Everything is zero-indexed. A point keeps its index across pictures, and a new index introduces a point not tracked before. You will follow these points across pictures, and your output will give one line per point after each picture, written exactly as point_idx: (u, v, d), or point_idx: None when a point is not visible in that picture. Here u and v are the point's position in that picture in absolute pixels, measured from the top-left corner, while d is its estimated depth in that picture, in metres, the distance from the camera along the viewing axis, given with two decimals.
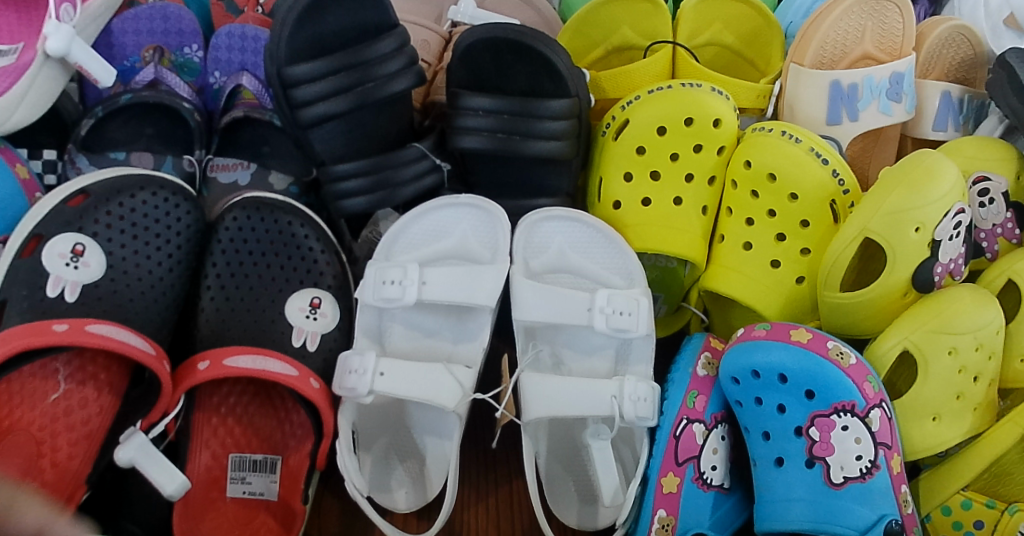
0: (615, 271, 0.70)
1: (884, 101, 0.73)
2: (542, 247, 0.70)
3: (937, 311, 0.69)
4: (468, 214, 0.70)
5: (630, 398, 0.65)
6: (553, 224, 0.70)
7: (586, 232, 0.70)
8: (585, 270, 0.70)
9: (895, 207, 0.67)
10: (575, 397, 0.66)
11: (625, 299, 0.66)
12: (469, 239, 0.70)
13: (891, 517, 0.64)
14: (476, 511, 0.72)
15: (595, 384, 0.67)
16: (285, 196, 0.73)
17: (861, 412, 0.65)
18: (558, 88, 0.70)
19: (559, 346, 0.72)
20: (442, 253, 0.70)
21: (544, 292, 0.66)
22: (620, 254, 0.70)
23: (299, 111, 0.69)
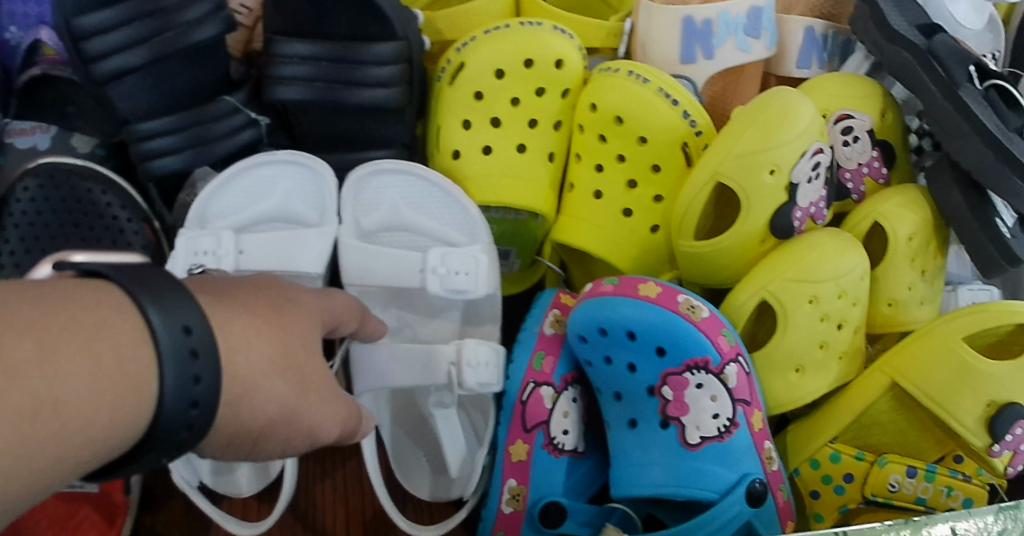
0: (455, 226, 0.64)
1: (740, 37, 0.69)
2: (374, 205, 0.64)
3: (797, 259, 0.64)
4: (289, 172, 0.64)
5: (467, 363, 0.60)
6: (383, 179, 0.64)
7: (420, 185, 0.64)
8: (420, 226, 0.65)
9: (746, 149, 0.62)
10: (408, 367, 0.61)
11: (461, 257, 0.61)
12: (290, 197, 0.64)
13: (752, 476, 0.62)
14: (323, 489, 0.68)
15: (432, 349, 0.61)
16: (87, 161, 0.66)
17: (716, 369, 0.61)
18: (384, 31, 0.64)
19: (395, 310, 0.66)
20: (264, 215, 0.64)
21: (374, 255, 0.62)
22: (458, 207, 0.64)
23: (93, 65, 0.62)
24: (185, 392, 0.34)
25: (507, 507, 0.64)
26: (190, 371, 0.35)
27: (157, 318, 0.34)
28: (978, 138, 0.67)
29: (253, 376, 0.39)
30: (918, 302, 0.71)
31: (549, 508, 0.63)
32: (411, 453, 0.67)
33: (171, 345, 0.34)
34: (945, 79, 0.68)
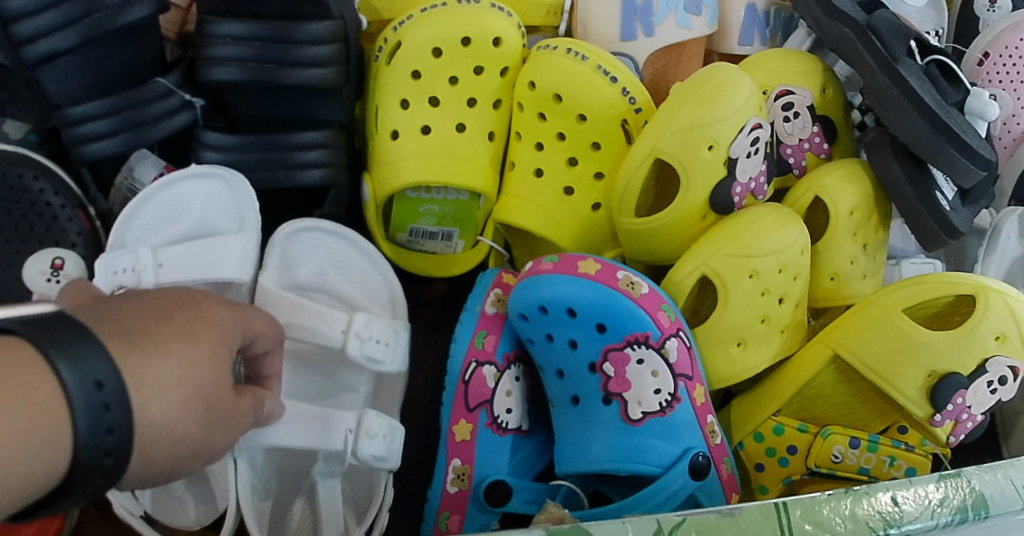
0: (375, 301, 0.67)
1: (681, 14, 0.69)
2: (297, 263, 0.65)
3: (736, 233, 0.65)
4: (213, 188, 0.64)
5: (371, 425, 0.60)
6: (309, 239, 0.66)
7: (344, 267, 0.67)
8: (340, 292, 0.66)
9: (685, 124, 0.62)
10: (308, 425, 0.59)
11: (375, 333, 0.61)
12: (204, 223, 0.64)
13: (695, 450, 0.63)
14: None
15: (333, 412, 0.60)
16: (19, 147, 0.65)
17: (656, 343, 0.62)
18: (318, 10, 0.63)
19: (298, 380, 0.65)
20: (185, 235, 0.64)
21: (285, 303, 0.61)
22: (383, 285, 0.67)
23: (22, 49, 0.61)
24: (97, 443, 0.34)
25: (451, 487, 0.64)
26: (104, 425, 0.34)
27: (68, 374, 0.33)
28: (914, 110, 0.67)
29: (163, 421, 0.37)
30: (861, 276, 0.72)
31: (494, 486, 0.63)
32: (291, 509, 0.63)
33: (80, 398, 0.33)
34: (883, 53, 0.68)
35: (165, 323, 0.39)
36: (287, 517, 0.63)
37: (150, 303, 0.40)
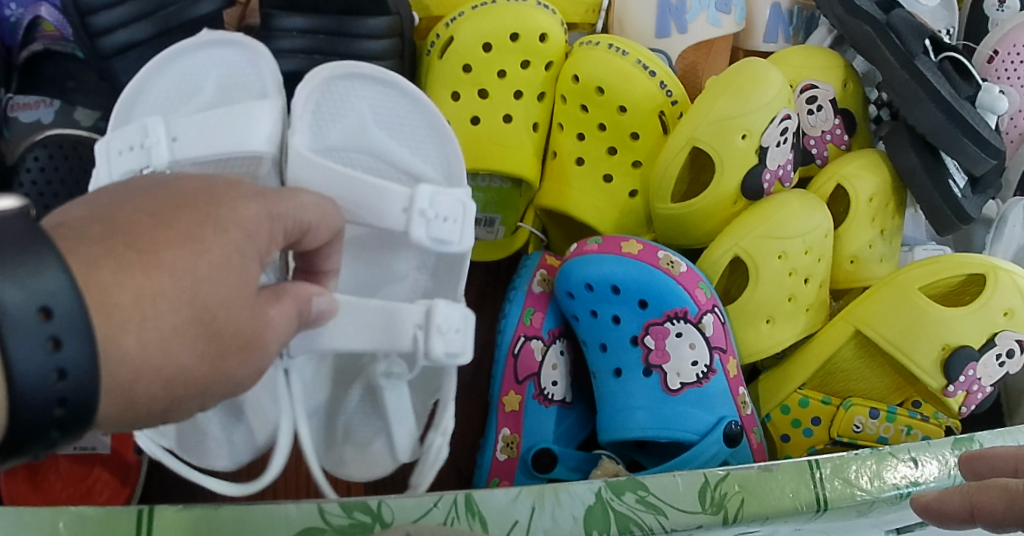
0: (428, 161, 0.60)
1: (712, 12, 0.74)
2: (334, 115, 0.57)
3: (767, 216, 0.69)
4: (223, 54, 0.58)
5: (442, 312, 0.54)
6: (361, 88, 0.57)
7: (387, 118, 0.59)
8: (390, 152, 0.59)
9: (721, 115, 0.67)
10: (369, 322, 0.53)
11: (448, 203, 0.55)
12: (225, 88, 0.57)
13: (728, 418, 0.67)
14: None
15: (393, 308, 0.53)
16: (91, 132, 0.68)
17: (693, 318, 0.67)
18: (376, 5, 0.67)
19: (351, 251, 0.62)
20: (202, 107, 0.57)
21: (338, 175, 0.52)
22: (435, 141, 0.60)
23: (98, 40, 0.65)
24: (48, 389, 0.26)
25: (501, 454, 0.67)
26: (63, 367, 0.26)
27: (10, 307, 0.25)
28: (930, 101, 0.72)
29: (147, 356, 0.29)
30: (878, 259, 0.77)
31: (541, 453, 0.67)
32: (348, 396, 0.61)
33: (21, 330, 0.26)
34: (902, 49, 0.73)
35: (134, 229, 0.30)
36: (348, 410, 0.61)
37: (151, 199, 0.32)
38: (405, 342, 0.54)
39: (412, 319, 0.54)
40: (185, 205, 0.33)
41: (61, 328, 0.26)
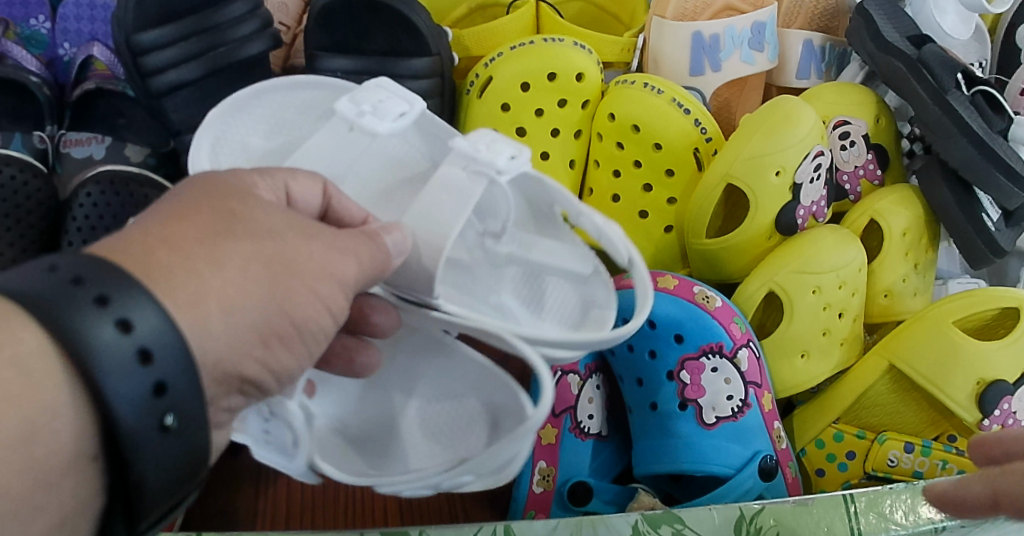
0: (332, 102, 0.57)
1: (746, 50, 0.75)
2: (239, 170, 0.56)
3: (800, 251, 0.70)
4: None
5: (471, 143, 0.49)
6: (250, 111, 0.57)
7: (286, 124, 0.57)
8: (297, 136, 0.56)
9: (755, 152, 0.68)
10: (438, 200, 0.46)
11: (386, 95, 0.53)
12: None
13: (764, 452, 0.67)
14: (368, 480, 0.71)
15: (431, 183, 0.47)
16: (142, 168, 0.70)
17: (729, 353, 0.67)
18: (418, 47, 0.69)
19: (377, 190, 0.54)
20: None
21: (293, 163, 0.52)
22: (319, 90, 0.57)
23: (149, 79, 0.67)
24: (152, 420, 0.29)
25: (537, 487, 0.68)
26: (172, 407, 0.30)
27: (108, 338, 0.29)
28: (962, 136, 0.72)
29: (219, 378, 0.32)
30: (912, 293, 0.77)
31: (576, 486, 0.66)
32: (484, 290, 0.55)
33: (116, 360, 0.29)
34: (933, 85, 0.74)
35: (180, 239, 0.32)
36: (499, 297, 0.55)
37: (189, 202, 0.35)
38: (477, 182, 0.47)
39: (458, 167, 0.47)
40: (214, 207, 0.35)
41: (165, 369, 0.30)
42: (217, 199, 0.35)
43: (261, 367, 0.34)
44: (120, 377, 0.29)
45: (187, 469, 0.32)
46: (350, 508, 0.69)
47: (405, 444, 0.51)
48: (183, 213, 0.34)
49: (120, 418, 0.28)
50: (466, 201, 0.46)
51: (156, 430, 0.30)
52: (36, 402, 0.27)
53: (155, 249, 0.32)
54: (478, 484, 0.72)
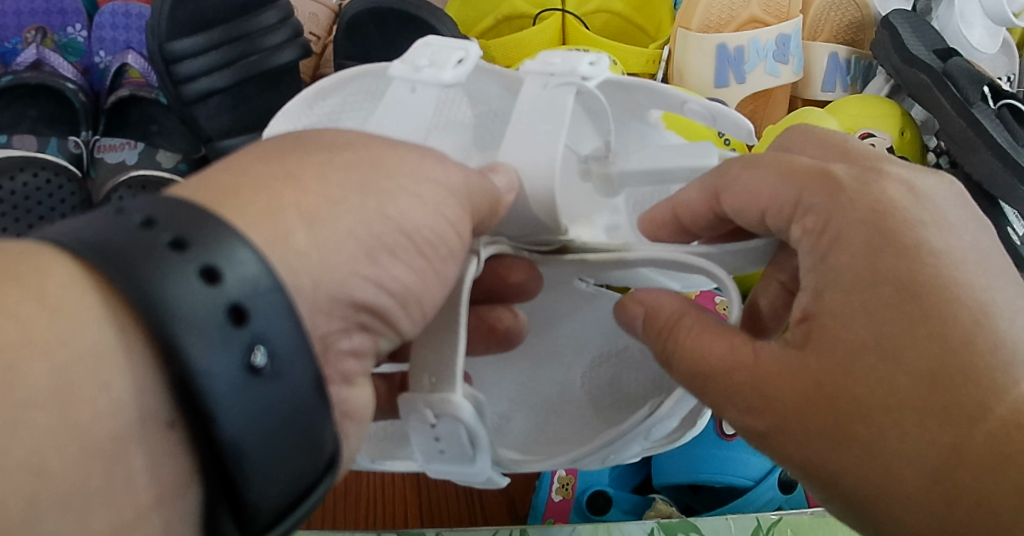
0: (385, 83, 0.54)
1: (771, 62, 0.76)
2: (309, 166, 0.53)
3: None
4: None
5: (541, 64, 0.49)
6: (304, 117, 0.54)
7: (334, 111, 0.55)
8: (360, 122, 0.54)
9: None
10: (527, 127, 0.45)
11: (436, 49, 0.52)
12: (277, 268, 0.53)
13: (783, 465, 0.68)
14: (390, 483, 0.71)
15: (518, 105, 0.46)
16: (173, 174, 0.71)
17: None
18: None
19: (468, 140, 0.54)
20: None
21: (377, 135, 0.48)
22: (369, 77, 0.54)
23: (183, 87, 0.69)
24: (244, 378, 0.26)
25: (556, 495, 0.68)
26: (260, 340, 0.26)
27: (174, 286, 0.25)
28: (988, 151, 0.72)
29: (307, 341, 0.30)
30: None
31: (594, 496, 0.68)
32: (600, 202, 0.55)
33: (197, 300, 0.25)
34: (958, 97, 0.74)
35: (258, 175, 0.30)
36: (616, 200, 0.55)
37: (260, 151, 0.32)
38: (562, 93, 0.46)
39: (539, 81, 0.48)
40: (287, 144, 0.33)
41: (240, 294, 0.26)
42: (288, 142, 0.33)
43: (376, 286, 0.33)
44: (197, 311, 0.25)
45: (297, 423, 0.27)
46: (370, 515, 0.70)
47: (550, 409, 0.50)
48: (248, 160, 0.31)
49: (206, 373, 0.25)
50: (559, 112, 0.45)
51: (246, 370, 0.26)
52: (92, 386, 0.24)
53: (216, 186, 0.29)
54: (497, 493, 0.72)
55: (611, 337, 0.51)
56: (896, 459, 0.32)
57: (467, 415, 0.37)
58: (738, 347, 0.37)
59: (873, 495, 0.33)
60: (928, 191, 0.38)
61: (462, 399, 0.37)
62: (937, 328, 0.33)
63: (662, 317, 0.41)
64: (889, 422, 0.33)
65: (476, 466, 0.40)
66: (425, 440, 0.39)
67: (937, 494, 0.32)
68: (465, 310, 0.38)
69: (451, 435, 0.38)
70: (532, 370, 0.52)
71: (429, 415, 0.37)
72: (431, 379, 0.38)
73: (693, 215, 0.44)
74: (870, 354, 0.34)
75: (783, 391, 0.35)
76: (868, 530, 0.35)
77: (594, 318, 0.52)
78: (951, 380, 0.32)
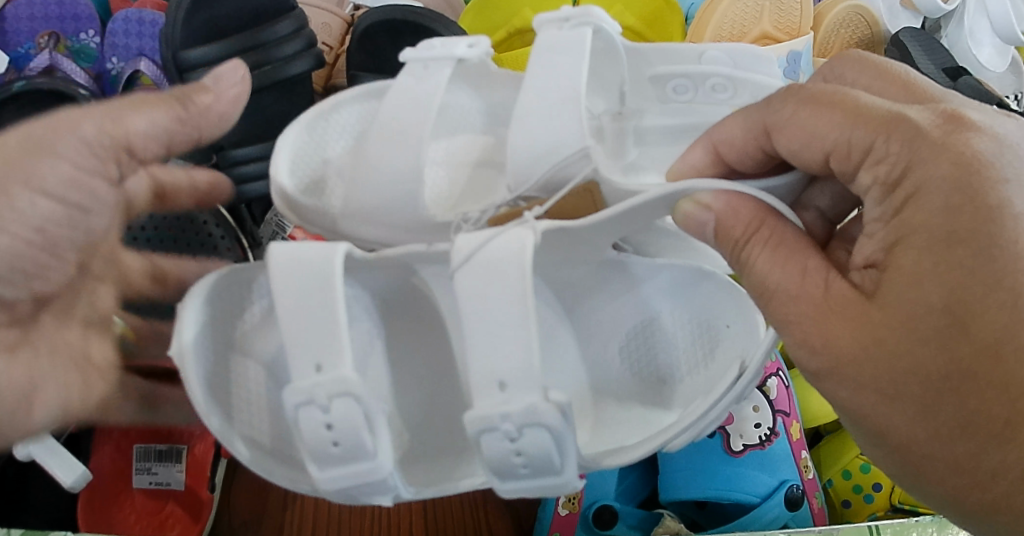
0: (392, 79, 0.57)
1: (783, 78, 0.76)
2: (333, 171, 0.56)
3: None
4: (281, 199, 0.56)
5: (555, 17, 0.53)
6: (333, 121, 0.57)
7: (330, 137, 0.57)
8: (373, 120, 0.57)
9: None
10: (551, 63, 0.50)
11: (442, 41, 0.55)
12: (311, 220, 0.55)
13: (790, 482, 0.68)
14: None
15: (543, 63, 0.50)
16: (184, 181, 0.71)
17: (761, 382, 0.70)
18: None
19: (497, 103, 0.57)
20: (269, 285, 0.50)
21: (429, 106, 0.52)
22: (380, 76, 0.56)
23: None
24: None
25: (563, 509, 0.68)
26: None
27: None
28: None
29: None
30: None
31: (601, 509, 0.67)
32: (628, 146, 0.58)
33: None
34: None
35: None
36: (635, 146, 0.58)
37: None
38: (581, 29, 0.51)
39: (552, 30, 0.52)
40: None
41: None
42: None
43: None
44: None
45: None
46: (375, 525, 0.70)
47: (611, 384, 0.50)
48: None
49: None
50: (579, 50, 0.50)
51: None
52: None
53: None
54: (502, 505, 0.72)
55: (700, 313, 0.50)
56: (954, 426, 0.35)
57: (553, 423, 0.40)
58: (806, 278, 0.39)
59: (926, 455, 0.37)
60: (1011, 137, 0.38)
61: (549, 406, 0.40)
62: (1007, 294, 0.34)
63: (741, 221, 0.41)
64: (950, 392, 0.35)
65: (563, 476, 0.42)
66: (504, 457, 0.41)
67: (988, 462, 0.35)
68: (534, 295, 0.40)
69: (536, 446, 0.41)
70: (591, 346, 0.51)
71: (509, 429, 0.40)
72: (503, 390, 0.41)
73: (738, 153, 0.45)
74: (938, 318, 0.35)
75: (839, 336, 0.38)
76: (902, 473, 0.39)
77: (665, 283, 0.50)
78: (1019, 357, 0.34)
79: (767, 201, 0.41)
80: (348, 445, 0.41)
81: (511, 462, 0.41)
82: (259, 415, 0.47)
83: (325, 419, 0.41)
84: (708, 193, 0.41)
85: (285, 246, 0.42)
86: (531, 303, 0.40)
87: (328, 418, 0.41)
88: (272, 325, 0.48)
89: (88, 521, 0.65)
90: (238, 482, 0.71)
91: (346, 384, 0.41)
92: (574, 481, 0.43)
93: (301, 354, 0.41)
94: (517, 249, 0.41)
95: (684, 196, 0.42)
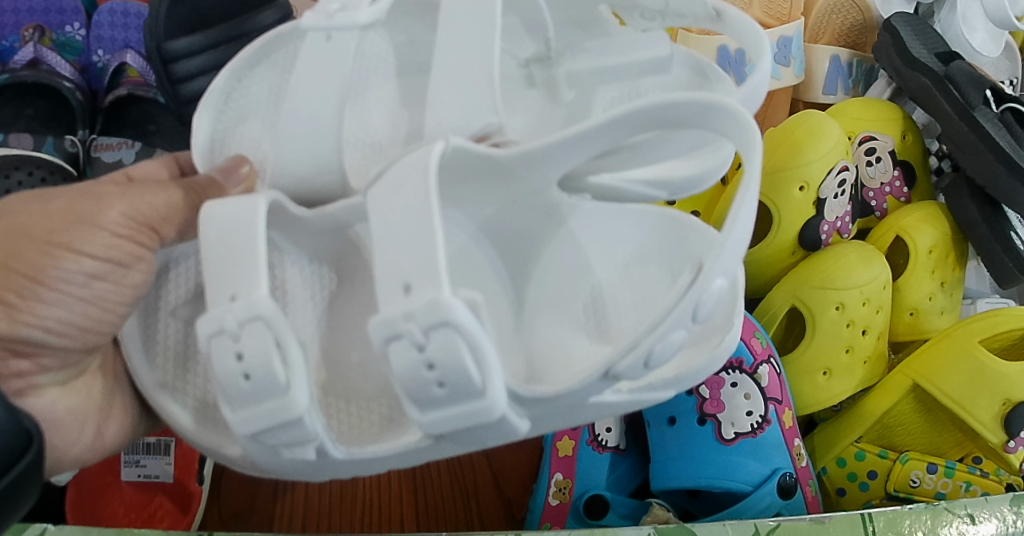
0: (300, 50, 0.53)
1: (772, 64, 0.77)
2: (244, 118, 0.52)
3: (824, 268, 0.71)
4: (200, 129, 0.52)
5: None
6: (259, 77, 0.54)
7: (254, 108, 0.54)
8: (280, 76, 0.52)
9: (777, 168, 0.71)
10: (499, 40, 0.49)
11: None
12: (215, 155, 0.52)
13: (784, 470, 0.67)
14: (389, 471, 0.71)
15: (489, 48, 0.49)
16: None
17: (749, 369, 0.69)
18: None
19: None
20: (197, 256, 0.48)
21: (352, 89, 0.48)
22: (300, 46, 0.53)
23: (181, 86, 0.68)
24: None
25: (552, 499, 0.68)
26: None
27: None
28: (990, 153, 0.72)
29: None
30: (938, 312, 0.76)
31: (592, 500, 0.67)
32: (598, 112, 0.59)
33: None
34: (960, 100, 0.74)
35: None
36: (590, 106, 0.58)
37: None
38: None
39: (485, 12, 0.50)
40: None
41: None
42: None
43: None
44: None
45: None
46: (366, 518, 0.70)
47: (562, 345, 0.48)
48: None
49: None
50: (490, 37, 0.49)
51: None
52: None
53: None
54: (495, 498, 0.72)
55: (657, 261, 0.49)
56: None
57: (460, 320, 0.37)
58: None
59: None
60: None
61: (455, 302, 0.37)
62: None
63: None
64: None
65: (488, 398, 0.38)
66: (415, 373, 0.38)
67: None
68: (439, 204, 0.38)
69: (446, 352, 0.38)
70: (540, 303, 0.50)
71: (414, 332, 0.38)
72: (458, 326, 0.37)
73: None
74: None
75: None
76: None
77: (618, 228, 0.50)
78: None
79: (692, 107, 0.40)
80: (260, 380, 0.39)
81: (422, 377, 0.38)
82: (196, 374, 0.46)
83: (236, 348, 0.40)
84: (630, 113, 0.41)
85: (220, 201, 0.42)
86: (437, 208, 0.39)
87: (240, 348, 0.39)
88: (199, 300, 0.47)
89: (76, 515, 0.64)
90: (229, 476, 0.71)
91: (258, 308, 0.40)
92: (502, 407, 0.39)
93: (215, 285, 0.40)
94: (421, 155, 0.40)
95: (613, 118, 0.41)
